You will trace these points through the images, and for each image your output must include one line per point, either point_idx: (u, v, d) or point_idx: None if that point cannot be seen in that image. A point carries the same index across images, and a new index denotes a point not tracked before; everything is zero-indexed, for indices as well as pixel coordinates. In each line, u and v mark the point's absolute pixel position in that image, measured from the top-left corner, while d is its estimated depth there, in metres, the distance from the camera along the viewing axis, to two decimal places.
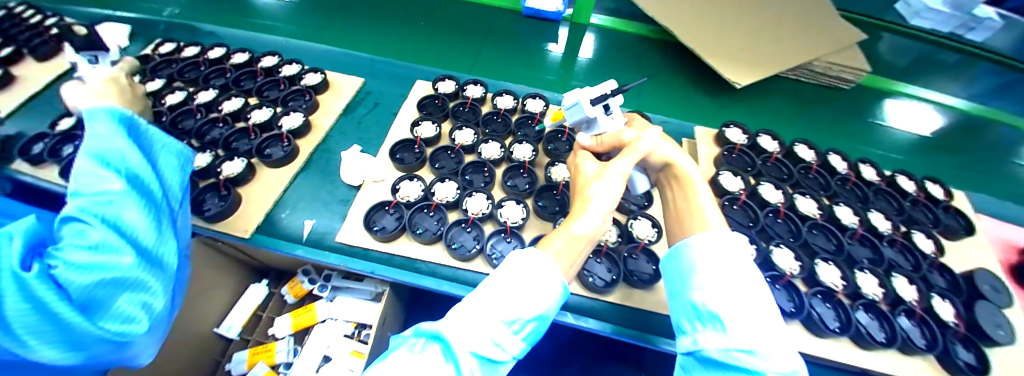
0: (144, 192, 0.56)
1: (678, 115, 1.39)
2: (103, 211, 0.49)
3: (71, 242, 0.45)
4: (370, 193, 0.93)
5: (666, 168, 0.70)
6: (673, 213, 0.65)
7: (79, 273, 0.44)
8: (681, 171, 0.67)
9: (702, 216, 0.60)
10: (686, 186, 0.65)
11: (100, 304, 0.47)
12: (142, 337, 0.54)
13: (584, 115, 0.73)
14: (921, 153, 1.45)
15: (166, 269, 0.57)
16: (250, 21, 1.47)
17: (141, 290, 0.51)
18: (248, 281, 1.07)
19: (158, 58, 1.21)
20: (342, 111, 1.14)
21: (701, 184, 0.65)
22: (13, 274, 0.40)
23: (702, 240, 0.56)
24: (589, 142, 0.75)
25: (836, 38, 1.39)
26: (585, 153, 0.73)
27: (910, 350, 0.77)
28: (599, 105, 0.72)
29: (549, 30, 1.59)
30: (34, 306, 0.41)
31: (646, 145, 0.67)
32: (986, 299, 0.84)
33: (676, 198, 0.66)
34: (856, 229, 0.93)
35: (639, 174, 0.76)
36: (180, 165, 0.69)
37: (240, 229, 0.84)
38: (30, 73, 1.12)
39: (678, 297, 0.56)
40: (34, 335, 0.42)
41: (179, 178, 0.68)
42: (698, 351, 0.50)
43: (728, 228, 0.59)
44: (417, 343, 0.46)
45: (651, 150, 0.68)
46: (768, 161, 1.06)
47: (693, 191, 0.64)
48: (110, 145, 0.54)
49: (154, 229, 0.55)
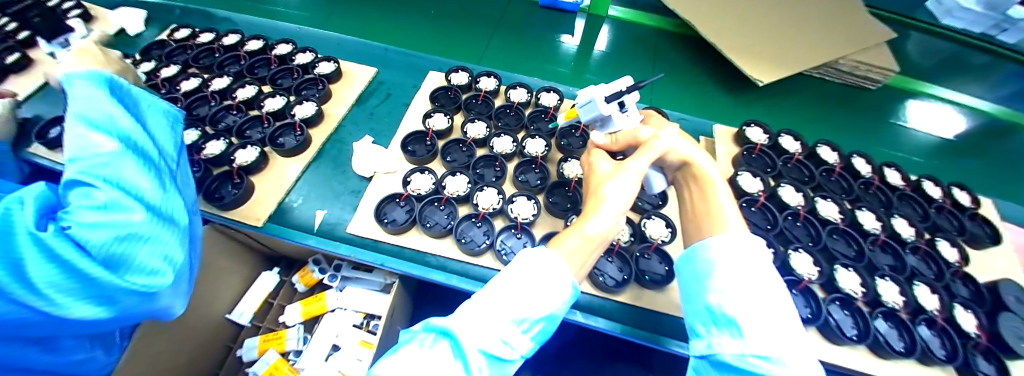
0: (142, 151, 0.52)
1: (697, 113, 1.34)
2: (104, 171, 0.45)
3: (78, 203, 0.42)
4: (382, 185, 0.93)
5: (685, 168, 0.65)
6: (690, 215, 0.63)
7: (91, 231, 0.42)
8: (700, 173, 0.63)
9: (721, 218, 0.57)
10: (705, 186, 0.62)
11: (123, 260, 0.45)
12: (171, 290, 0.53)
13: (599, 113, 0.72)
14: (946, 157, 1.37)
15: (179, 224, 0.54)
16: (267, 8, 1.51)
17: (160, 244, 0.49)
18: (260, 268, 1.08)
19: (173, 44, 1.21)
20: (355, 101, 1.13)
21: (720, 184, 0.61)
22: (29, 235, 0.39)
23: (721, 243, 0.53)
24: (604, 140, 0.72)
25: (864, 37, 1.34)
26: (599, 150, 0.70)
27: (930, 361, 0.74)
28: (614, 102, 0.72)
29: (564, 22, 1.56)
30: (57, 265, 0.41)
31: (664, 144, 0.63)
32: (1013, 311, 0.81)
33: (693, 198, 0.63)
34: (879, 235, 0.90)
35: (655, 173, 0.71)
36: (167, 124, 0.63)
37: (252, 218, 0.85)
38: (49, 57, 1.14)
39: (692, 300, 0.54)
40: (60, 292, 0.41)
41: (171, 139, 0.62)
42: (712, 356, 0.48)
43: (748, 231, 0.56)
44: (426, 338, 0.45)
45: (668, 149, 0.63)
46: (789, 162, 1.03)
47: (712, 191, 0.61)
48: (92, 103, 0.48)
49: (160, 188, 0.52)
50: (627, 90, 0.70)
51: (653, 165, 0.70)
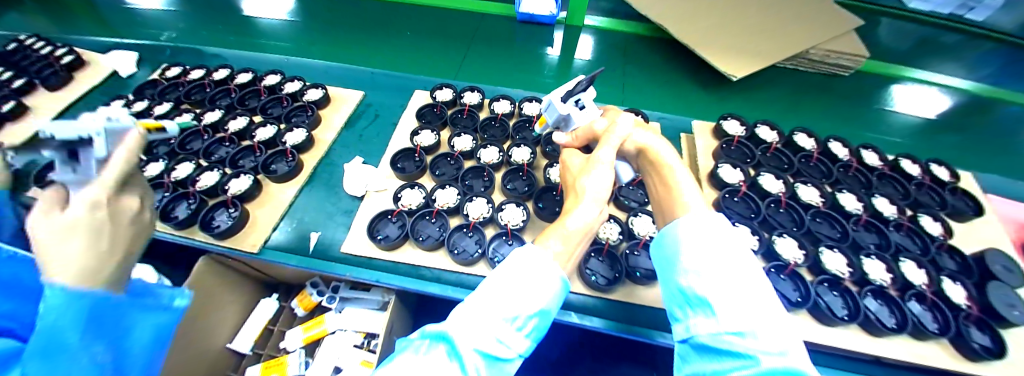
0: None
1: (679, 111, 1.38)
2: None
3: None
4: (374, 203, 0.95)
5: (642, 155, 0.71)
6: (659, 200, 0.66)
7: None
8: (655, 156, 0.68)
9: (685, 198, 0.61)
10: (661, 168, 0.67)
11: None
12: None
13: (558, 113, 0.74)
14: (927, 137, 1.40)
15: None
16: (256, 42, 1.56)
17: None
18: (260, 296, 1.09)
19: (166, 82, 1.25)
20: (344, 125, 1.16)
21: (676, 163, 0.66)
22: None
23: (688, 222, 0.56)
24: (566, 139, 0.79)
25: (827, 26, 1.41)
26: (569, 148, 0.77)
27: (923, 335, 0.75)
28: (571, 101, 0.73)
29: (544, 34, 1.62)
30: None
31: (623, 131, 0.69)
32: (1000, 279, 0.82)
33: (657, 184, 0.67)
34: (861, 215, 0.92)
35: (622, 164, 0.78)
36: (169, 316, 0.49)
37: (248, 245, 0.86)
38: (43, 102, 1.21)
39: (667, 283, 0.58)
40: None
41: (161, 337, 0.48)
42: (692, 339, 0.50)
43: (711, 209, 0.59)
44: (421, 345, 0.46)
45: (626, 136, 0.70)
46: (767, 151, 1.06)
47: (669, 172, 0.65)
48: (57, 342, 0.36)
49: None
50: (578, 88, 0.70)
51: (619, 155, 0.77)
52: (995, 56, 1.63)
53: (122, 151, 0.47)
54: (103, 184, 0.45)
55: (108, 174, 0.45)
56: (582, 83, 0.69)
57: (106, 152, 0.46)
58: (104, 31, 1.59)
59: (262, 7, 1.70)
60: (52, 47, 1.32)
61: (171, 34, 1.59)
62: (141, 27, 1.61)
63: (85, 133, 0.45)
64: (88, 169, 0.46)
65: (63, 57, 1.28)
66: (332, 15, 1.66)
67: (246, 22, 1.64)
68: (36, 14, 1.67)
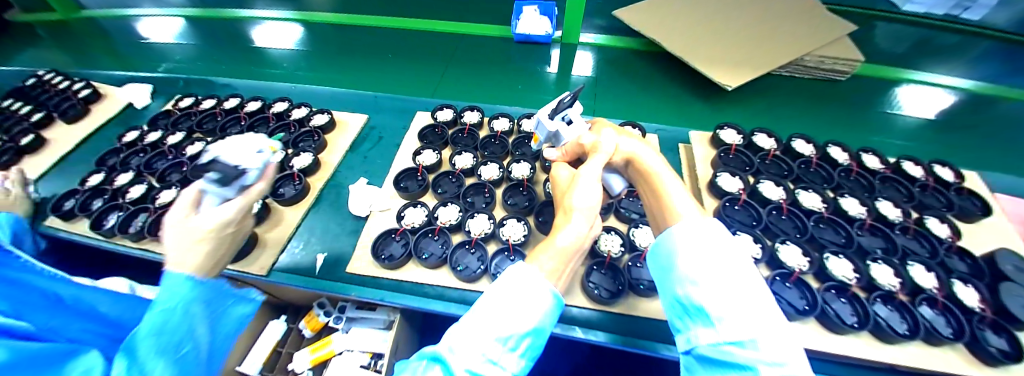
0: (191, 357, 0.54)
1: (676, 122, 1.40)
2: None
3: None
4: (379, 223, 0.97)
5: (632, 163, 0.73)
6: (652, 208, 0.66)
7: None
8: (643, 166, 0.70)
9: (677, 204, 0.61)
10: (649, 176, 0.68)
11: None
12: None
13: (548, 130, 0.77)
14: (930, 137, 1.39)
15: None
16: (266, 71, 1.63)
17: None
18: (268, 318, 1.11)
19: (179, 112, 1.31)
20: (349, 148, 1.20)
21: (662, 171, 0.68)
22: None
23: (684, 229, 0.56)
24: (556, 155, 0.81)
25: (818, 36, 1.46)
26: (557, 163, 0.79)
27: (937, 340, 0.73)
28: (557, 118, 0.76)
29: (540, 52, 1.67)
30: None
31: (609, 144, 0.73)
32: (1014, 280, 0.80)
33: (648, 192, 0.68)
34: (865, 219, 0.92)
35: (613, 175, 0.79)
36: (246, 304, 0.69)
37: (257, 268, 0.89)
38: (61, 136, 1.28)
39: (665, 291, 0.58)
40: None
41: (232, 319, 0.67)
42: (694, 350, 0.50)
43: (705, 215, 0.60)
44: (418, 366, 0.48)
45: (613, 147, 0.73)
46: (766, 158, 1.07)
47: (658, 181, 0.66)
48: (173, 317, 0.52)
49: None
50: (563, 105, 0.75)
51: (608, 167, 0.78)
52: (994, 55, 1.63)
53: (263, 184, 0.74)
54: (243, 203, 0.70)
55: (251, 198, 0.71)
56: (566, 100, 0.74)
57: (253, 181, 0.72)
58: (118, 65, 1.68)
59: (271, 38, 1.78)
60: (70, 82, 1.39)
61: (168, 65, 1.68)
62: (151, 60, 1.71)
63: (248, 166, 0.68)
64: (237, 188, 0.70)
65: (80, 91, 1.36)
66: (340, 43, 1.73)
67: (256, 54, 1.72)
68: (52, 50, 1.77)
